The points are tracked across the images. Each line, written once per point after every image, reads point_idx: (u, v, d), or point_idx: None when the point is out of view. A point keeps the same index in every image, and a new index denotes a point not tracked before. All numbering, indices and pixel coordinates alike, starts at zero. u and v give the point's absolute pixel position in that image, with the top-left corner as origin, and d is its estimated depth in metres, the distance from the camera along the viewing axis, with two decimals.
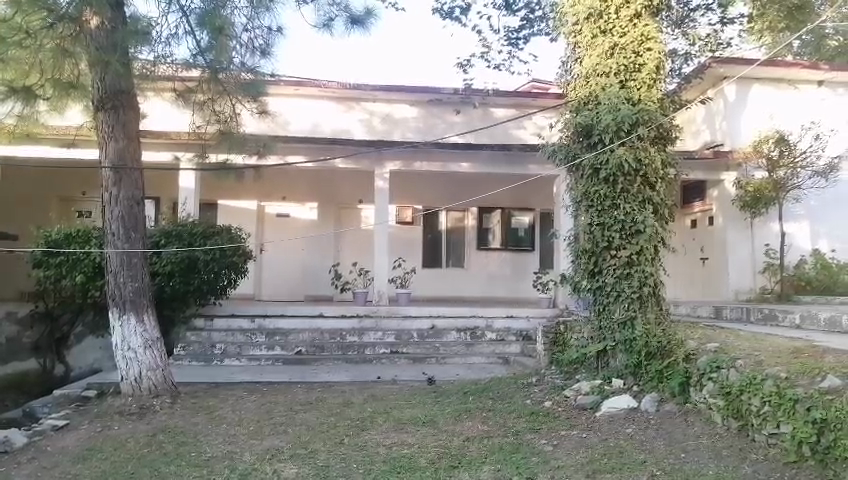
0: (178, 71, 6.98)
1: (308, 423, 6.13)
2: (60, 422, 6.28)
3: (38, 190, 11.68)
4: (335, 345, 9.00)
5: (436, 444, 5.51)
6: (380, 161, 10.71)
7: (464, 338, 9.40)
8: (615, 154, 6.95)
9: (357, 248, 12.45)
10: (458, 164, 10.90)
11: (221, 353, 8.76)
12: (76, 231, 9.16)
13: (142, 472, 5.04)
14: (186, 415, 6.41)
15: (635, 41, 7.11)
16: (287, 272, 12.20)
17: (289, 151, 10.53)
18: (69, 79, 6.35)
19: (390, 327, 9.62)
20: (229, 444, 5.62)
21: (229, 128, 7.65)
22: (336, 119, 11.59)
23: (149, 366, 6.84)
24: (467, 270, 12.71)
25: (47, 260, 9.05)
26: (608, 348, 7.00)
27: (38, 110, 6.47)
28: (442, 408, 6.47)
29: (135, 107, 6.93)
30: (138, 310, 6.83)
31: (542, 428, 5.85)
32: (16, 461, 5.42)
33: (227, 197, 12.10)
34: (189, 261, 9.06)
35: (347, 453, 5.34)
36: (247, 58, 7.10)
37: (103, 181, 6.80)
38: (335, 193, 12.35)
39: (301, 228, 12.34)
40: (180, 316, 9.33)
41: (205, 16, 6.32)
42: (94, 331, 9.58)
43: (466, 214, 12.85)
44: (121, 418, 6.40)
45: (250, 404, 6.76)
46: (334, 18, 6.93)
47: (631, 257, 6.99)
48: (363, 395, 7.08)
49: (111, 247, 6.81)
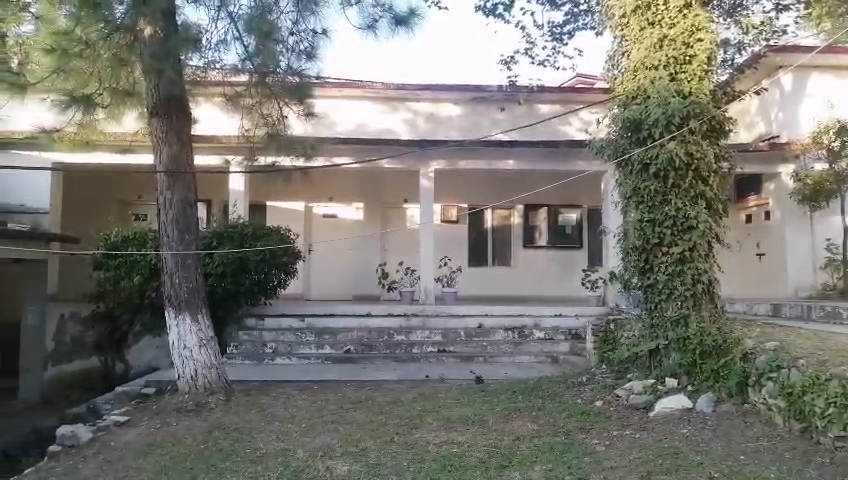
0: (226, 76, 7.31)
1: (357, 421, 6.19)
2: (122, 418, 6.52)
3: (99, 193, 12.14)
4: (383, 344, 9.07)
5: (486, 443, 5.50)
6: (425, 160, 10.72)
7: (511, 337, 9.34)
8: (666, 148, 6.79)
9: (403, 247, 12.50)
10: (503, 161, 10.84)
11: (272, 352, 8.93)
12: (133, 234, 9.44)
13: (200, 467, 5.19)
14: (240, 412, 6.56)
15: (685, 32, 6.94)
16: (334, 271, 12.35)
17: (335, 153, 10.65)
18: (126, 87, 6.65)
19: (436, 326, 9.61)
20: (282, 442, 5.72)
21: (276, 131, 7.74)
22: (379, 119, 11.67)
23: (205, 365, 7.04)
24: (513, 268, 12.63)
25: (106, 262, 9.37)
26: (660, 347, 6.83)
27: (96, 119, 6.68)
28: (490, 407, 6.45)
29: (187, 113, 7.13)
30: (192, 310, 7.03)
31: (593, 428, 5.78)
32: (81, 454, 5.66)
33: (275, 199, 12.31)
34: (241, 262, 9.25)
35: (397, 451, 5.38)
36: (293, 61, 7.20)
37: (158, 185, 7.03)
38: (380, 193, 12.45)
39: (346, 228, 12.47)
40: (232, 316, 9.47)
41: (252, 21, 6.49)
42: (151, 331, 9.85)
43: (512, 212, 12.76)
44: (179, 414, 6.59)
45: (301, 402, 6.88)
46: (378, 20, 6.99)
47: (683, 254, 6.81)
48: (411, 394, 7.12)
49: (167, 249, 7.03)
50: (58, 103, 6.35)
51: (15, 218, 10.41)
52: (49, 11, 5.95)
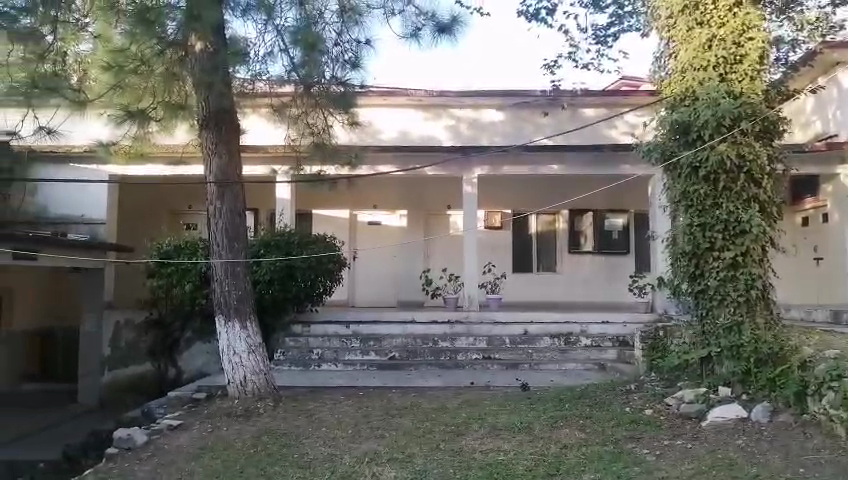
0: (272, 87, 7.44)
1: (403, 427, 6.22)
2: (175, 422, 6.71)
3: (152, 204, 12.54)
4: (427, 350, 9.08)
5: (533, 451, 5.45)
6: (468, 166, 10.72)
7: (557, 344, 9.23)
8: (716, 151, 6.62)
9: (447, 253, 12.50)
10: (546, 166, 10.76)
11: (318, 358, 9.06)
12: (185, 244, 9.74)
13: (249, 471, 5.29)
14: (288, 418, 6.67)
15: (735, 31, 6.79)
16: (379, 279, 12.44)
17: (379, 161, 10.78)
18: (179, 101, 6.76)
19: (481, 332, 9.58)
20: (328, 447, 5.79)
21: (321, 140, 7.88)
22: (422, 126, 11.72)
23: (253, 370, 7.19)
24: (559, 274, 12.50)
25: (160, 270, 9.68)
26: (713, 355, 6.63)
27: (149, 132, 6.78)
28: (538, 415, 6.37)
29: (236, 123, 7.30)
30: (242, 317, 7.19)
31: (643, 437, 5.65)
32: (137, 457, 5.85)
33: (320, 207, 12.49)
34: (288, 269, 9.43)
35: (443, 458, 5.38)
36: (337, 71, 7.35)
37: (208, 196, 7.21)
38: (424, 200, 12.50)
39: (391, 235, 12.60)
40: (279, 323, 9.70)
41: (297, 34, 6.60)
42: (202, 337, 10.12)
43: (557, 217, 12.64)
44: (229, 419, 6.74)
45: (347, 408, 6.95)
46: (421, 28, 7.05)
47: (736, 259, 6.63)
48: (457, 400, 7.11)
49: (217, 257, 7.21)
50: (114, 117, 6.53)
51: (74, 228, 10.87)
52: (106, 30, 6.34)
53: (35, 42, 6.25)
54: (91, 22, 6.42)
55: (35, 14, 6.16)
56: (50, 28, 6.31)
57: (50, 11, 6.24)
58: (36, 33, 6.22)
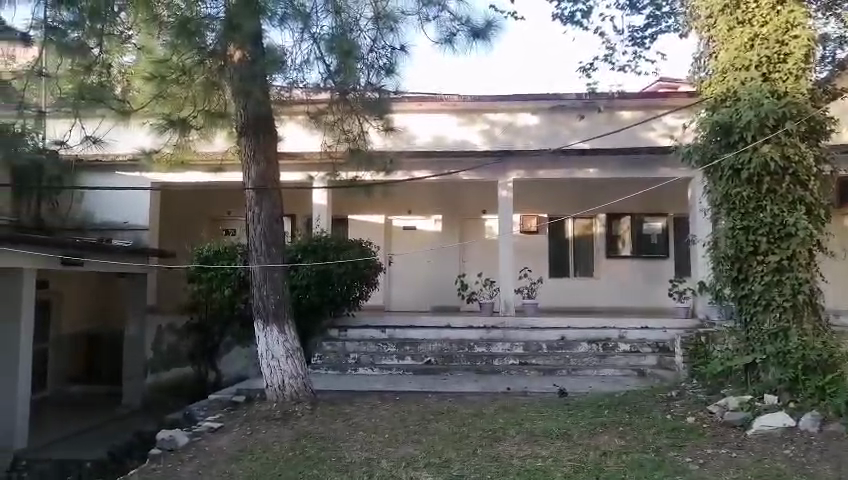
0: (309, 95, 7.53)
1: (440, 432, 6.21)
2: (215, 424, 6.83)
3: (192, 210, 12.82)
4: (463, 355, 9.06)
5: (572, 458, 5.38)
6: (504, 171, 10.67)
7: (595, 350, 9.10)
8: (760, 152, 6.46)
9: (482, 258, 12.46)
10: (583, 170, 10.65)
11: (354, 362, 9.13)
12: (223, 249, 9.89)
13: (288, 474, 5.35)
14: (326, 421, 6.72)
15: (779, 29, 6.62)
16: (414, 284, 12.46)
17: (414, 167, 10.85)
18: (219, 109, 7.06)
19: (517, 338, 9.51)
20: (365, 451, 5.82)
21: (357, 146, 7.95)
22: (456, 131, 11.67)
23: (291, 374, 7.28)
24: (596, 279, 12.33)
25: (199, 275, 9.88)
26: (758, 362, 6.46)
27: (190, 139, 7.13)
28: (576, 422, 6.29)
29: (274, 131, 7.40)
30: (280, 322, 7.28)
31: (685, 445, 5.53)
32: (180, 458, 5.97)
33: (355, 213, 12.59)
34: (324, 274, 9.55)
35: (481, 464, 5.35)
36: (372, 77, 7.38)
37: (246, 202, 7.34)
38: (459, 205, 12.50)
39: (426, 240, 12.59)
40: (316, 327, 9.78)
41: (332, 41, 6.77)
42: (240, 341, 10.27)
43: (593, 221, 12.49)
44: (268, 422, 6.83)
45: (384, 412, 6.96)
46: (456, 33, 7.05)
47: (781, 263, 6.47)
48: (493, 406, 7.06)
49: (255, 262, 7.31)
50: (157, 125, 6.89)
51: (118, 234, 11.20)
52: (149, 42, 6.62)
53: (83, 55, 6.31)
54: (133, 35, 6.61)
55: (82, 28, 6.21)
56: (97, 41, 6.39)
57: (97, 25, 6.29)
58: (84, 46, 6.27)
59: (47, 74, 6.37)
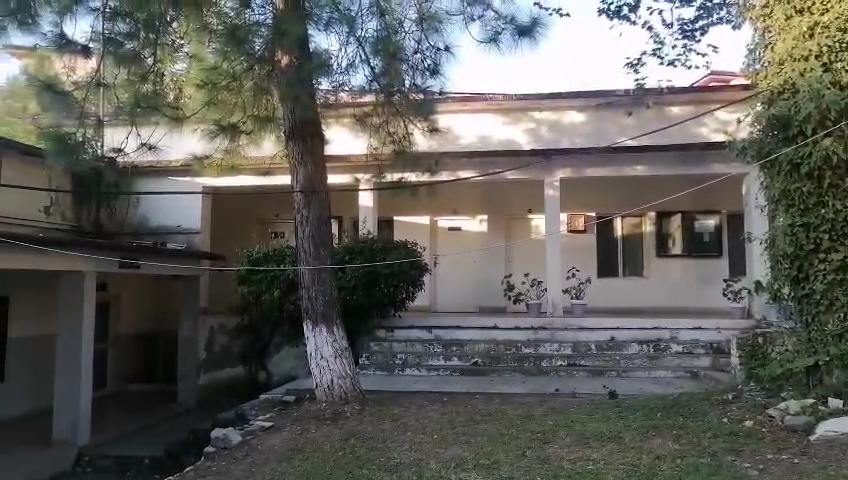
0: (354, 98, 7.58)
1: (489, 434, 6.17)
2: (267, 423, 6.97)
3: (241, 213, 13.10)
4: (511, 356, 9.01)
5: (624, 461, 5.28)
6: (550, 169, 10.55)
7: (646, 352, 8.92)
8: (820, 145, 6.20)
9: (529, 258, 12.35)
10: (631, 167, 10.44)
11: (402, 363, 9.18)
12: (273, 251, 10.12)
13: (338, 473, 5.42)
14: (374, 422, 6.77)
15: (841, 17, 6.28)
16: (459, 284, 12.44)
17: (459, 167, 10.86)
18: (267, 114, 7.27)
19: (565, 339, 9.37)
20: (414, 451, 5.84)
21: (402, 148, 8.01)
22: (501, 130, 11.59)
23: (339, 374, 7.35)
24: (646, 278, 12.08)
25: (249, 277, 10.08)
26: (820, 364, 6.26)
27: (239, 144, 7.35)
28: (628, 424, 6.17)
29: (320, 134, 7.48)
30: (328, 323, 7.37)
31: (743, 450, 5.36)
32: (233, 456, 6.11)
33: (401, 214, 12.67)
34: (371, 275, 9.62)
35: (530, 466, 5.30)
36: (417, 78, 7.42)
37: (295, 204, 7.44)
38: (505, 204, 12.43)
39: (472, 241, 12.54)
40: (363, 328, 9.88)
41: (378, 43, 6.90)
42: (290, 342, 10.45)
43: (643, 220, 12.25)
44: (317, 421, 6.93)
45: (432, 413, 6.97)
46: (500, 32, 7.01)
47: (846, 262, 6.20)
48: (542, 408, 6.98)
49: (304, 264, 7.42)
50: (209, 131, 7.12)
51: (172, 237, 11.49)
52: (199, 50, 6.77)
53: (138, 65, 6.59)
54: (184, 44, 6.81)
55: (137, 38, 6.48)
56: (151, 50, 6.64)
57: (150, 35, 6.53)
58: (137, 56, 6.53)
59: (105, 84, 6.55)
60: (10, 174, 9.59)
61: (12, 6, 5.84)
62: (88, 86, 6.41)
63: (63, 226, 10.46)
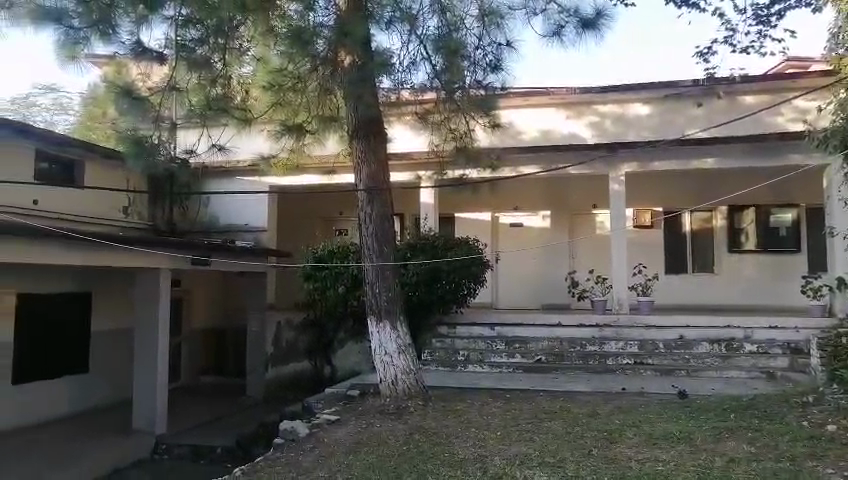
0: (416, 95, 7.65)
1: (554, 432, 6.11)
2: (333, 417, 7.12)
3: (306, 212, 13.39)
4: (575, 354, 8.88)
5: (695, 463, 5.13)
6: (614, 163, 10.32)
7: (717, 351, 8.62)
8: None
9: (594, 254, 12.12)
10: (701, 160, 10.09)
11: (464, 359, 9.20)
12: (337, 248, 10.31)
13: (404, 467, 5.49)
14: (438, 417, 6.81)
15: None
16: (522, 282, 12.34)
17: (521, 162, 10.75)
18: (331, 113, 7.51)
19: (632, 337, 9.15)
20: (478, 448, 5.84)
21: (464, 144, 8.04)
22: (563, 126, 11.41)
23: (404, 370, 7.42)
24: (717, 275, 11.65)
25: (314, 274, 10.31)
26: None
27: (304, 144, 7.70)
28: (699, 425, 5.99)
29: (382, 132, 7.47)
30: (392, 319, 7.44)
31: (826, 456, 5.10)
32: (301, 447, 6.29)
33: (462, 211, 12.63)
34: (433, 272, 9.66)
35: (597, 466, 5.21)
36: (479, 75, 7.39)
37: (358, 202, 7.50)
38: (568, 200, 12.25)
39: (534, 237, 12.41)
40: (425, 323, 9.94)
41: (439, 41, 6.82)
42: (354, 337, 10.66)
43: (714, 214, 11.83)
44: (382, 416, 7.03)
45: (495, 410, 6.96)
46: (563, 25, 6.90)
47: None
48: (609, 406, 6.85)
49: (368, 261, 7.49)
50: (276, 132, 7.58)
51: (240, 235, 11.80)
52: (265, 52, 7.12)
53: (208, 69, 6.86)
54: (251, 47, 7.14)
55: (207, 43, 6.71)
56: (220, 54, 6.90)
57: (219, 40, 6.79)
58: (207, 60, 6.79)
59: (178, 88, 6.83)
60: (91, 177, 10.12)
61: (94, 17, 5.91)
62: (162, 91, 6.71)
63: (140, 225, 11.06)
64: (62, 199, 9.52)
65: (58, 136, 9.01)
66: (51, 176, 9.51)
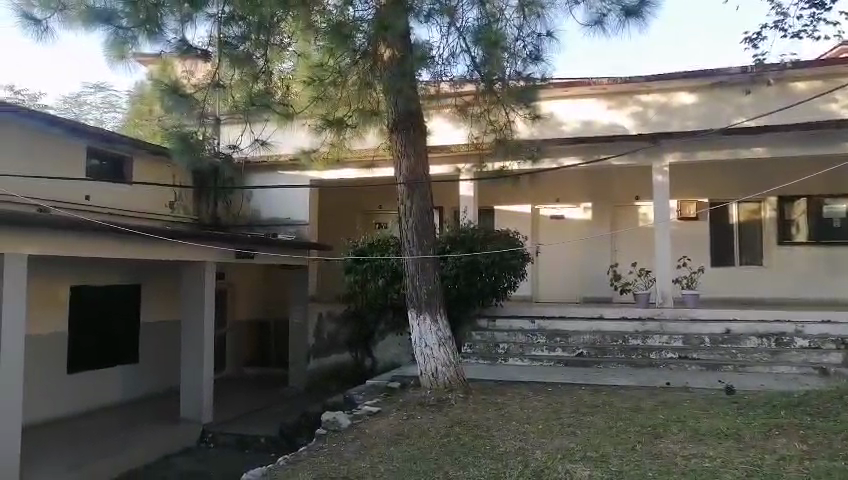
0: (456, 87, 7.66)
1: (596, 426, 6.04)
2: (374, 408, 7.19)
3: (347, 206, 13.52)
4: (617, 348, 8.76)
5: (744, 460, 5.00)
6: (658, 154, 10.10)
7: (766, 346, 8.39)
8: None
9: (637, 247, 11.91)
10: (749, 149, 9.80)
11: (505, 352, 9.17)
12: (378, 241, 10.41)
13: (445, 459, 5.52)
14: (479, 410, 6.81)
15: None
16: (562, 275, 12.22)
17: (561, 154, 10.62)
18: (372, 108, 7.45)
19: (676, 330, 8.97)
20: (519, 441, 5.83)
21: (504, 136, 7.97)
22: (605, 116, 11.22)
23: (444, 362, 7.43)
24: (765, 268, 11.33)
25: (355, 267, 10.41)
26: None
27: (344, 137, 7.77)
28: (746, 421, 5.85)
29: (422, 126, 7.47)
30: (433, 312, 7.45)
31: None
32: (343, 438, 6.37)
33: (502, 204, 12.54)
34: (472, 265, 9.64)
35: (641, 461, 5.13)
36: (520, 67, 7.36)
37: (398, 196, 7.51)
38: (610, 192, 12.06)
39: (575, 229, 12.26)
40: (465, 317, 9.93)
41: (479, 33, 6.63)
42: (394, 329, 10.77)
43: (762, 206, 11.49)
44: (423, 408, 7.07)
45: (537, 403, 6.92)
46: (606, 14, 6.78)
47: None
48: (653, 401, 6.75)
49: (407, 254, 7.52)
50: (317, 126, 7.68)
51: (282, 229, 11.98)
52: (305, 47, 7.13)
53: (250, 65, 6.94)
54: (291, 43, 7.17)
55: (249, 40, 6.79)
56: (262, 50, 6.97)
57: (261, 37, 6.85)
58: (249, 56, 6.88)
59: (222, 85, 6.91)
60: (139, 173, 10.41)
61: (141, 16, 6.10)
62: (206, 88, 6.81)
63: (185, 219, 11.35)
64: (112, 194, 9.80)
65: (101, 132, 9.22)
66: (101, 172, 9.79)
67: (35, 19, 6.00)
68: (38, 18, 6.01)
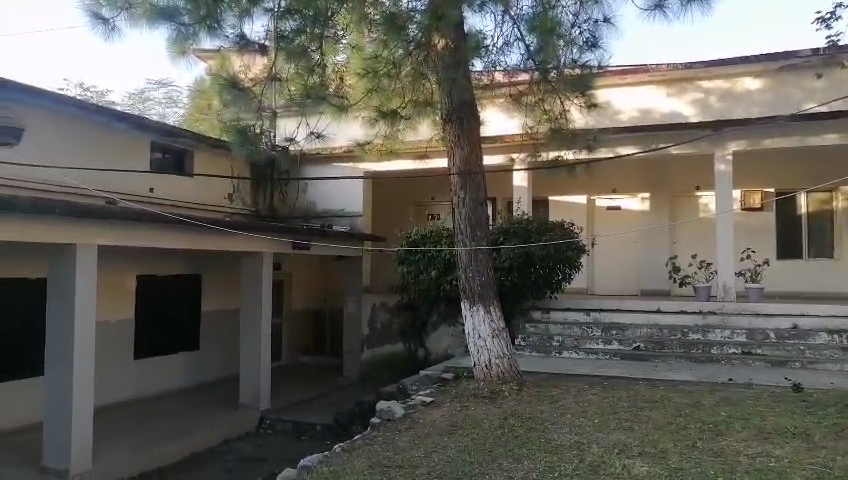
0: (509, 76, 7.65)
1: (654, 421, 5.91)
2: (428, 399, 7.24)
3: (401, 198, 13.58)
4: (676, 342, 8.54)
5: (813, 461, 4.80)
6: (720, 142, 9.75)
7: (837, 343, 8.01)
8: None
9: (698, 238, 11.57)
10: (819, 136, 9.34)
11: (559, 345, 9.08)
12: (430, 232, 10.42)
13: (499, 451, 5.50)
14: (533, 402, 6.76)
15: None
16: (619, 267, 11.99)
17: (618, 144, 10.38)
18: (425, 98, 7.50)
19: (739, 325, 8.65)
20: (575, 434, 5.75)
21: (559, 125, 7.80)
22: (664, 104, 10.89)
23: (497, 354, 7.40)
24: (836, 260, 10.81)
25: (408, 257, 10.49)
26: None
27: (398, 129, 7.68)
28: (817, 421, 5.60)
29: (477, 115, 7.42)
30: (486, 303, 7.42)
31: None
32: (398, 427, 6.43)
33: (557, 195, 12.37)
34: (526, 257, 9.55)
35: (702, 458, 4.99)
36: (576, 54, 7.25)
37: (452, 186, 7.49)
38: (669, 182, 11.72)
39: (633, 220, 12.01)
40: (519, 308, 9.84)
41: (533, 21, 6.47)
42: (446, 320, 10.80)
43: (833, 195, 10.95)
44: (476, 399, 7.06)
45: (592, 397, 6.82)
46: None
47: None
48: (714, 397, 6.55)
49: (460, 245, 7.51)
50: (371, 118, 7.53)
51: (337, 221, 12.14)
52: (359, 40, 7.13)
53: (306, 59, 7.00)
54: (345, 35, 7.19)
55: (305, 33, 6.87)
56: (317, 44, 7.03)
57: (316, 30, 6.92)
58: (305, 50, 6.95)
59: (279, 79, 7.06)
60: (199, 166, 10.71)
61: (202, 13, 6.28)
62: (263, 82, 7.00)
63: (243, 211, 11.65)
64: (174, 186, 10.15)
65: (161, 126, 9.39)
66: (163, 165, 10.15)
67: (103, 18, 6.23)
68: (106, 17, 6.23)
